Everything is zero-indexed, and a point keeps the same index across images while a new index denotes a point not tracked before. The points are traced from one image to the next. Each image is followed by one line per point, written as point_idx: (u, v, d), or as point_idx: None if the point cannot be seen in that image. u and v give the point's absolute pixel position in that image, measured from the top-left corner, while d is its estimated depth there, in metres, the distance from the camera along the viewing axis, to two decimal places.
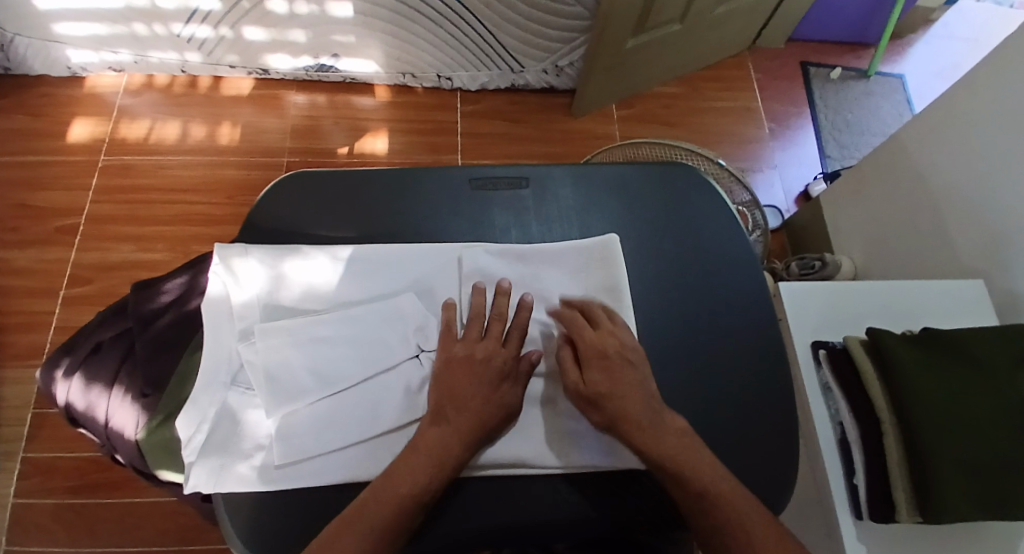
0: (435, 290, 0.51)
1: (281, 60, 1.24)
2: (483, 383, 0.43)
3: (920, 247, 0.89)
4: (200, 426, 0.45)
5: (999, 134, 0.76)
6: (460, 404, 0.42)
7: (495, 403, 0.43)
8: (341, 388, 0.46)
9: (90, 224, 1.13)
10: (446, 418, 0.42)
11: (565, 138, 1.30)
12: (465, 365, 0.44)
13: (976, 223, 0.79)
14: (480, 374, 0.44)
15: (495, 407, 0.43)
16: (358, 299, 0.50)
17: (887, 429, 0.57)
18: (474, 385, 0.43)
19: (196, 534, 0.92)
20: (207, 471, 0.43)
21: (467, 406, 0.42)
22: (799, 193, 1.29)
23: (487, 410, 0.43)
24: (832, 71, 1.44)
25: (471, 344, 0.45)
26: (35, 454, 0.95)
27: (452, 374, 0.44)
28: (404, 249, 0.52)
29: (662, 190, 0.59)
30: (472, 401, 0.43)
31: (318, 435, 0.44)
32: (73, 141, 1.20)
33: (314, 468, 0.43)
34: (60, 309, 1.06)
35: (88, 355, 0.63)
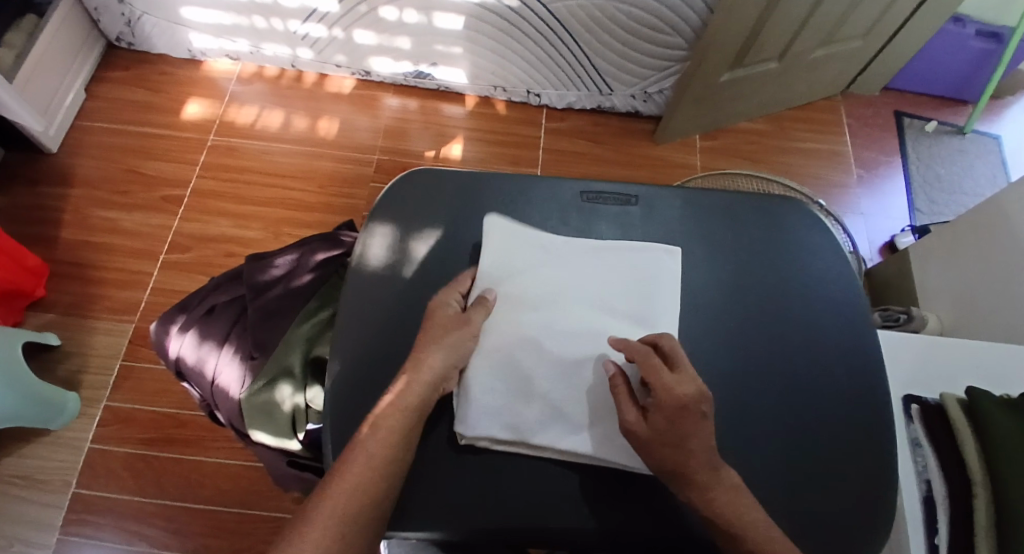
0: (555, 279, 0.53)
1: (383, 63, 1.31)
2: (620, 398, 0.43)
3: None
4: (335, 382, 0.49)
5: None
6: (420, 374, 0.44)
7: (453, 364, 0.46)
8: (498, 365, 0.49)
9: (192, 196, 1.22)
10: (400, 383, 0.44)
11: (646, 163, 1.31)
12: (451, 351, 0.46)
13: None
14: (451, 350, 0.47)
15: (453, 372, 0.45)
16: (494, 276, 0.53)
17: (978, 490, 0.53)
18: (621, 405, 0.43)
19: (256, 500, 0.96)
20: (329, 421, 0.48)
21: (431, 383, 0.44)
22: (883, 243, 1.25)
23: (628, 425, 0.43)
24: (927, 124, 1.40)
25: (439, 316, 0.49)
26: (118, 403, 1.02)
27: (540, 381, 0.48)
28: (531, 237, 0.55)
29: (768, 216, 0.59)
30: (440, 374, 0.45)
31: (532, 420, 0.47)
32: (186, 118, 1.30)
33: (471, 418, 0.46)
34: (156, 271, 1.14)
35: (202, 314, 0.67)
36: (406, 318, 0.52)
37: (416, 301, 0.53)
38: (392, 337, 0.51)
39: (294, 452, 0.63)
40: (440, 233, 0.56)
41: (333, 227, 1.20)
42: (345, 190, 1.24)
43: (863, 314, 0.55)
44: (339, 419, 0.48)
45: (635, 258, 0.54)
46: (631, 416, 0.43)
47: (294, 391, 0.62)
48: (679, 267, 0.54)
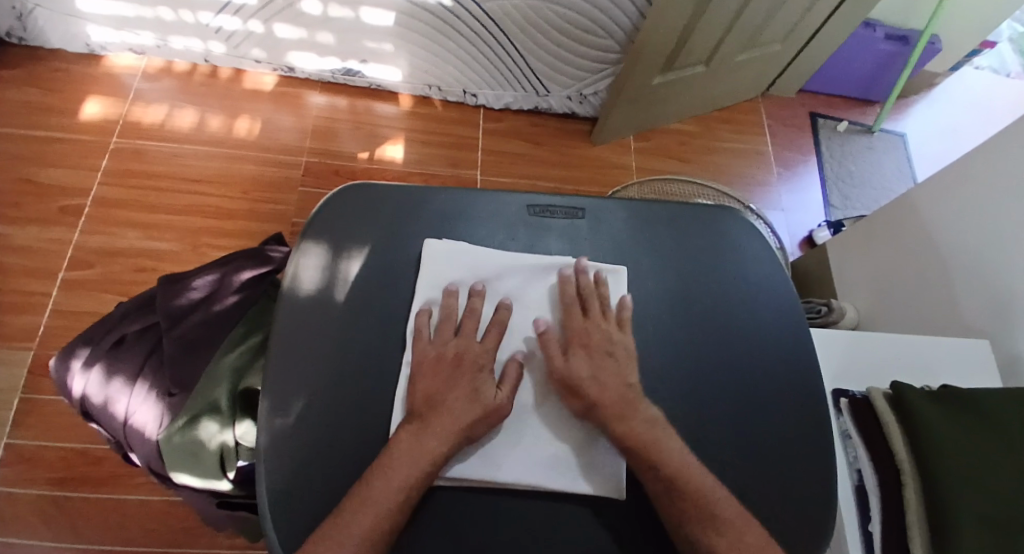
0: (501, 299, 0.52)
1: (308, 59, 1.24)
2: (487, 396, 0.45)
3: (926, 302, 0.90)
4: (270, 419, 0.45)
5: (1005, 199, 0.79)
6: (436, 402, 0.44)
7: (471, 398, 0.45)
8: None
9: (96, 206, 1.10)
10: (421, 417, 0.43)
11: (583, 164, 1.31)
12: (456, 380, 0.46)
13: (978, 276, 0.81)
14: (455, 370, 0.47)
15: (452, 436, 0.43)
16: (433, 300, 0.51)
17: (908, 481, 0.55)
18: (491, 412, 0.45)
19: (186, 537, 0.88)
20: (266, 467, 0.43)
21: (445, 407, 0.44)
22: (804, 238, 1.33)
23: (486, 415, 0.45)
24: (839, 124, 1.50)
25: (437, 347, 0.48)
26: (18, 442, 0.91)
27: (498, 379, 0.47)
28: (476, 258, 0.54)
29: (708, 226, 0.60)
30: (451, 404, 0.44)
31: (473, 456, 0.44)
32: (85, 119, 1.17)
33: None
34: (56, 291, 1.02)
35: (110, 347, 0.60)
36: (346, 346, 0.48)
37: (357, 327, 0.49)
38: (331, 368, 0.47)
39: (224, 492, 0.59)
40: (378, 253, 0.53)
41: (259, 235, 1.12)
42: (271, 195, 1.16)
43: (800, 320, 0.57)
44: (276, 462, 0.43)
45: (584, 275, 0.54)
46: (558, 361, 0.48)
47: (221, 428, 0.56)
48: (622, 286, 0.54)
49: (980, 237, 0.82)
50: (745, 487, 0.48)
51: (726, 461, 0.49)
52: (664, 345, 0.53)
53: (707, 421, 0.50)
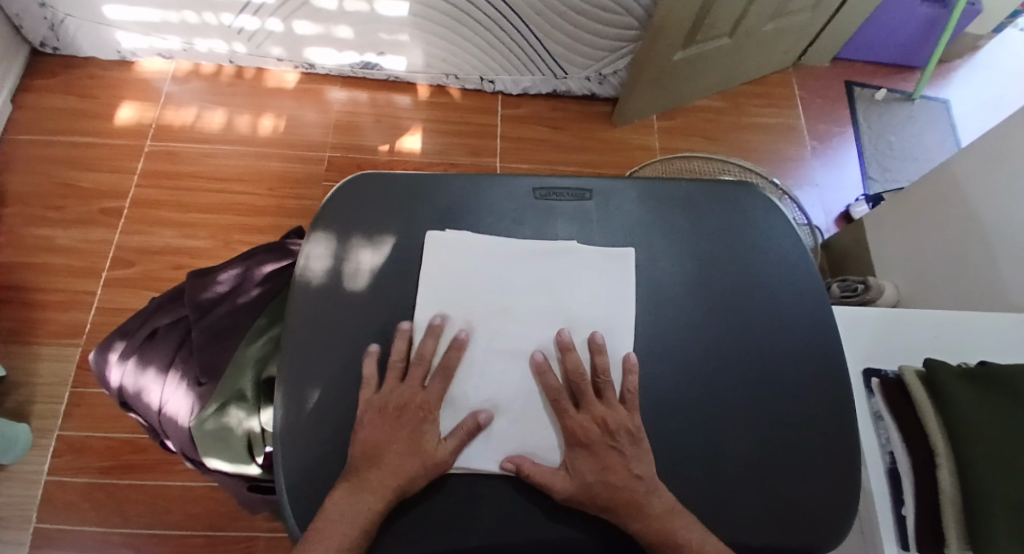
0: (511, 283, 0.52)
1: (327, 54, 1.25)
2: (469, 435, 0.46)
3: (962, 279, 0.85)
4: (284, 407, 0.46)
5: None
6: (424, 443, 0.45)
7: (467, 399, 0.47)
8: (445, 381, 0.48)
9: (134, 207, 1.15)
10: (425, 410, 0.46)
11: (604, 147, 1.29)
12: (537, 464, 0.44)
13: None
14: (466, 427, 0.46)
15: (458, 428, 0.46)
16: (438, 293, 0.51)
17: (942, 462, 0.52)
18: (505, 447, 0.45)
19: (226, 520, 0.93)
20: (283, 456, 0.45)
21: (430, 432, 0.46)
22: (839, 214, 1.27)
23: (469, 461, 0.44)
24: (877, 92, 1.42)
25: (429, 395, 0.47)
26: (71, 432, 0.97)
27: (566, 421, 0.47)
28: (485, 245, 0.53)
29: (725, 204, 0.58)
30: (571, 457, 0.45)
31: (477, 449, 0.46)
32: (120, 124, 1.22)
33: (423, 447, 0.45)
34: (100, 289, 1.08)
35: (143, 340, 0.63)
36: (356, 335, 0.49)
37: (366, 316, 0.50)
38: (341, 355, 0.48)
39: (253, 477, 0.61)
40: (387, 242, 0.53)
41: (285, 230, 1.15)
42: (296, 190, 1.19)
43: (822, 298, 0.55)
44: (292, 449, 0.45)
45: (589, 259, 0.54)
46: (561, 484, 0.43)
47: (247, 415, 0.59)
48: (630, 269, 0.53)
49: (1023, 206, 0.77)
50: (763, 471, 0.47)
51: (742, 444, 0.48)
52: (678, 327, 0.52)
53: (721, 405, 0.49)
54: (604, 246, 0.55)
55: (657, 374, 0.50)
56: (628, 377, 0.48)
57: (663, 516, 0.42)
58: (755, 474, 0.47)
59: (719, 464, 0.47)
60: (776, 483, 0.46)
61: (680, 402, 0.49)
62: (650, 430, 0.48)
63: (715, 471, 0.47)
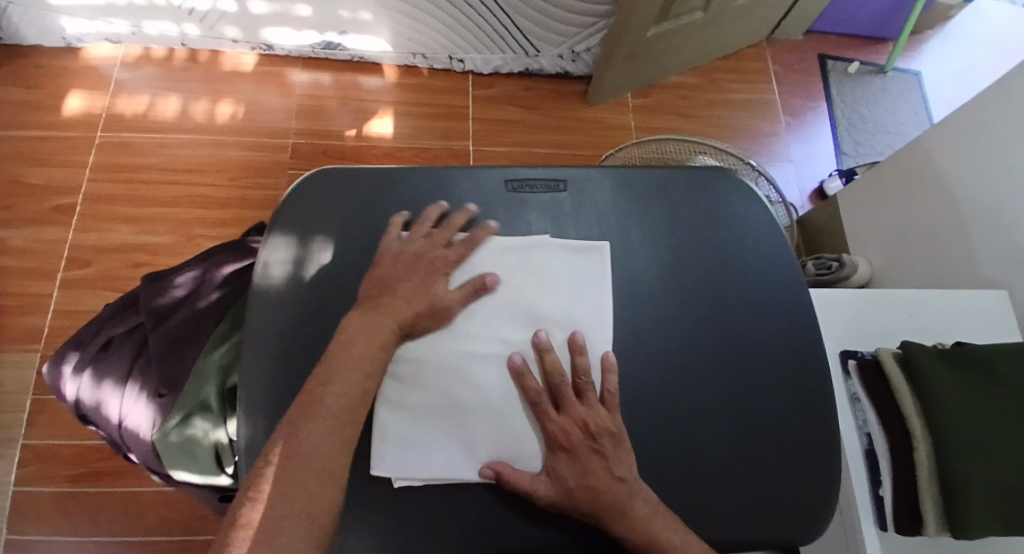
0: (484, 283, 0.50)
1: (287, 35, 1.19)
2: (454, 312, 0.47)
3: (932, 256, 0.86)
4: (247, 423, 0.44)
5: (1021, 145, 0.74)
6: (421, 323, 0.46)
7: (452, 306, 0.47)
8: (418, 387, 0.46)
9: (87, 203, 1.09)
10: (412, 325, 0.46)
11: (579, 126, 1.26)
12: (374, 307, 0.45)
13: (996, 224, 0.76)
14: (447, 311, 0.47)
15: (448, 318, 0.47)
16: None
17: (919, 444, 0.53)
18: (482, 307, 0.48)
19: (205, 523, 0.91)
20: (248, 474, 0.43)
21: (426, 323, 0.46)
22: (814, 190, 1.27)
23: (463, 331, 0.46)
24: (850, 65, 1.42)
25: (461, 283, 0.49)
26: (34, 441, 0.93)
27: (394, 262, 0.48)
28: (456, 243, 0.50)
29: (701, 192, 0.56)
30: (402, 291, 0.47)
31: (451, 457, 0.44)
32: (67, 115, 1.15)
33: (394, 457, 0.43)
34: (56, 292, 1.02)
35: (99, 350, 0.60)
36: (321, 343, 0.47)
37: (332, 322, 0.47)
38: (307, 365, 0.46)
39: (224, 486, 0.59)
40: (352, 242, 0.50)
41: (251, 223, 1.10)
42: (261, 180, 1.14)
43: (800, 286, 0.54)
44: (258, 466, 0.43)
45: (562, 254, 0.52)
46: (541, 489, 0.42)
47: (214, 427, 0.56)
48: (605, 263, 0.52)
49: (993, 183, 0.77)
50: (746, 464, 0.46)
51: (724, 439, 0.47)
52: (657, 321, 0.51)
53: (701, 400, 0.48)
54: (578, 239, 0.53)
55: (637, 371, 0.49)
56: (608, 377, 0.46)
57: (647, 519, 0.41)
58: (736, 469, 0.46)
59: (700, 460, 0.46)
60: (757, 472, 0.46)
61: (660, 398, 0.48)
62: (631, 428, 0.47)
63: (696, 467, 0.46)
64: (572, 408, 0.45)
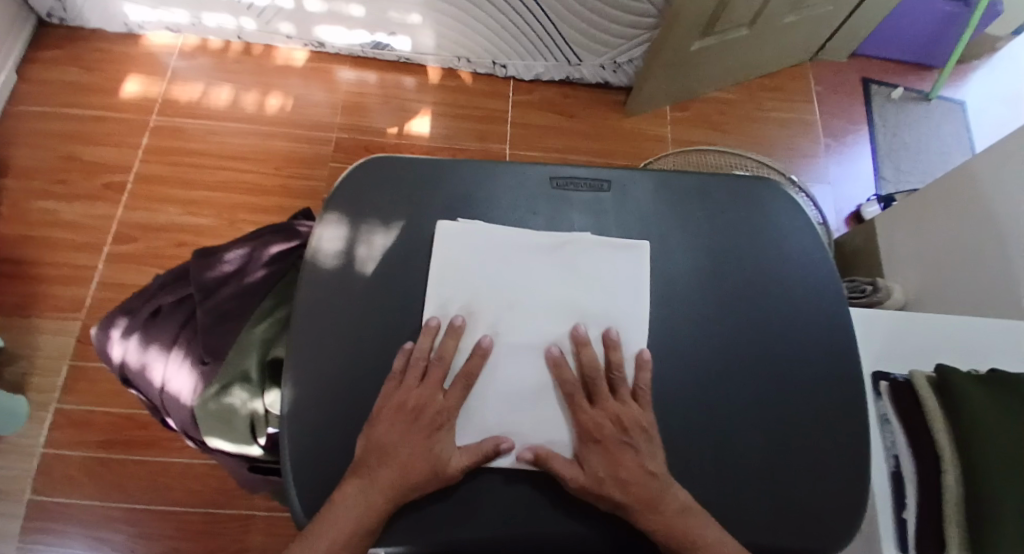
0: (524, 276, 0.51)
1: (337, 33, 1.23)
2: (414, 439, 0.44)
3: (969, 286, 0.84)
4: (290, 392, 0.46)
5: None
6: (387, 456, 0.43)
7: (425, 455, 0.43)
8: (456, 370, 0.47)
9: (137, 183, 1.14)
10: (368, 469, 0.42)
11: (615, 136, 1.27)
12: (365, 482, 0.42)
13: None
14: (413, 423, 0.45)
15: (421, 456, 0.43)
16: (450, 280, 0.50)
17: (948, 467, 0.52)
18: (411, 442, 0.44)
19: (226, 499, 0.93)
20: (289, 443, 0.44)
21: (393, 459, 0.43)
22: (850, 214, 1.26)
23: (414, 468, 0.43)
24: (893, 90, 1.40)
25: (407, 391, 0.45)
26: (72, 406, 0.97)
27: (387, 424, 0.44)
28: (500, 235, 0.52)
29: (743, 199, 0.57)
30: (389, 462, 0.43)
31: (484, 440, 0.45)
32: (125, 98, 1.21)
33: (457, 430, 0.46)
34: (103, 265, 1.07)
35: (148, 317, 0.63)
36: (365, 322, 0.48)
37: (376, 302, 0.49)
38: (350, 342, 0.47)
39: (255, 457, 0.60)
40: (400, 227, 0.52)
41: (290, 211, 1.14)
42: (302, 171, 1.17)
43: (839, 298, 0.54)
44: (298, 435, 0.44)
45: (602, 251, 0.52)
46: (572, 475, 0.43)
47: (251, 397, 0.58)
48: (644, 262, 0.52)
49: None
50: (772, 473, 0.46)
51: (754, 445, 0.47)
52: (692, 322, 0.51)
53: (733, 403, 0.48)
54: (618, 237, 0.53)
55: (671, 369, 0.49)
56: (641, 374, 0.47)
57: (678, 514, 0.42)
58: (764, 475, 0.46)
59: (728, 459, 0.46)
60: (784, 480, 0.46)
61: (690, 399, 0.48)
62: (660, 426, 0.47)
63: (723, 466, 0.46)
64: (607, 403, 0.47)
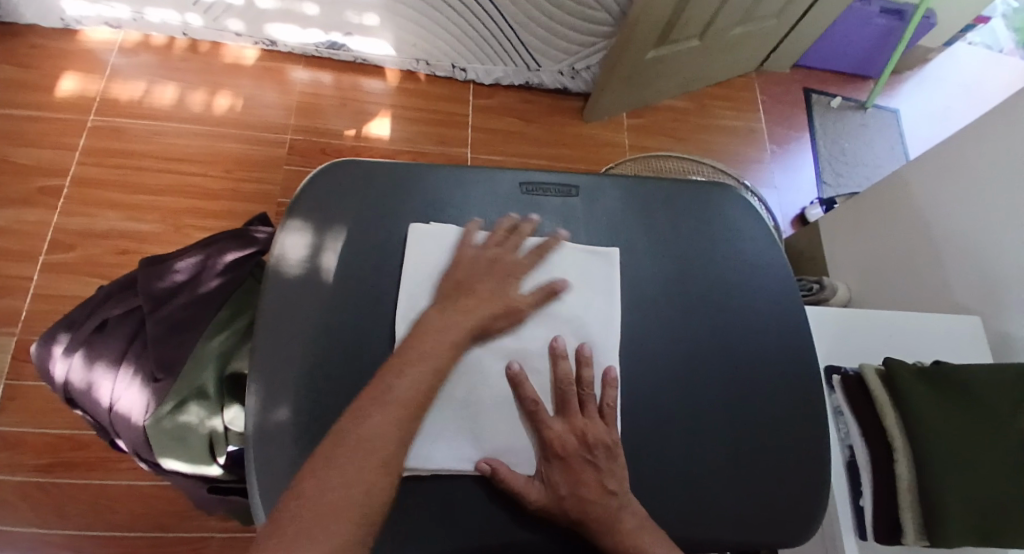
0: None
1: (291, 32, 1.20)
2: (496, 280, 0.49)
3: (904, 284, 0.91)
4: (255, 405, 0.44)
5: (991, 183, 0.79)
6: (470, 287, 0.48)
7: (502, 294, 0.49)
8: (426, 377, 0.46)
9: (74, 187, 1.06)
10: (453, 299, 0.47)
11: (575, 142, 1.29)
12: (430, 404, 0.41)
13: (967, 253, 0.81)
14: (491, 268, 0.50)
15: (500, 296, 0.48)
16: (422, 286, 0.49)
17: (899, 456, 0.55)
18: (488, 280, 0.49)
19: (177, 520, 0.88)
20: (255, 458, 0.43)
21: (477, 292, 0.48)
22: (796, 216, 1.32)
23: (496, 301, 0.48)
24: (832, 100, 1.49)
25: (489, 247, 0.51)
26: (1, 428, 0.89)
27: (469, 267, 0.50)
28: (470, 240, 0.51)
29: (705, 204, 0.59)
30: (474, 292, 0.48)
31: (448, 452, 0.44)
32: (59, 95, 1.13)
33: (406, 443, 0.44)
34: (36, 275, 0.99)
35: (93, 331, 0.59)
36: (334, 332, 0.47)
37: (345, 311, 0.48)
38: (318, 352, 0.46)
39: (215, 477, 0.58)
40: (369, 234, 0.51)
41: (244, 216, 1.09)
42: (256, 174, 1.13)
43: (795, 300, 0.56)
44: (265, 449, 0.43)
45: (573, 256, 0.53)
46: (534, 494, 0.43)
47: (209, 414, 0.56)
48: (612, 271, 0.53)
49: (968, 215, 0.82)
50: (739, 469, 0.48)
51: (723, 443, 0.49)
52: (658, 327, 0.52)
53: (701, 403, 0.50)
54: (586, 246, 0.54)
55: (644, 372, 0.50)
56: (608, 390, 0.47)
57: (633, 535, 0.42)
58: (733, 471, 0.48)
59: (699, 452, 0.48)
60: (754, 475, 0.48)
61: (662, 401, 0.49)
62: (634, 427, 0.48)
63: (696, 462, 0.48)
64: (576, 419, 0.46)
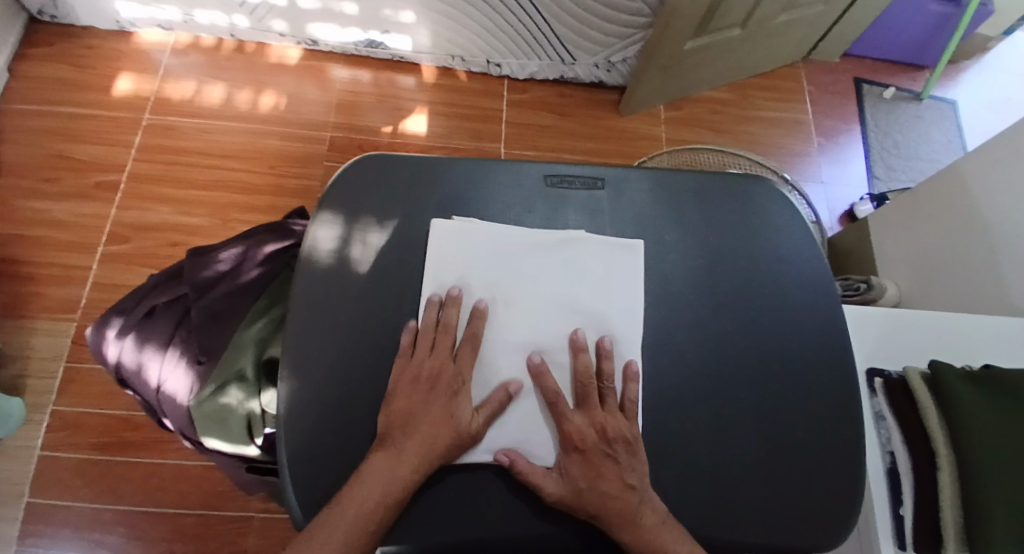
0: (518, 275, 0.51)
1: (331, 31, 1.23)
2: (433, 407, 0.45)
3: (957, 284, 0.85)
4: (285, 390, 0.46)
5: None
6: (410, 421, 0.44)
7: (446, 421, 0.44)
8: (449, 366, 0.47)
9: (129, 182, 1.13)
10: (394, 440, 0.43)
11: (609, 136, 1.28)
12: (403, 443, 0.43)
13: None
14: (429, 390, 0.45)
15: (447, 425, 0.44)
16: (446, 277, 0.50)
17: (943, 464, 0.52)
18: (426, 408, 0.44)
19: (220, 500, 0.92)
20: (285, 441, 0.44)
21: (419, 425, 0.44)
22: (843, 213, 1.27)
23: (439, 434, 0.43)
24: (885, 90, 1.41)
25: (418, 361, 0.46)
26: (63, 408, 0.96)
27: (404, 390, 0.45)
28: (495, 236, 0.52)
29: (737, 197, 0.57)
30: (413, 426, 0.44)
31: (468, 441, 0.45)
32: (117, 95, 1.20)
33: None
34: (95, 265, 1.06)
35: (142, 317, 0.62)
36: (361, 321, 0.48)
37: (372, 301, 0.49)
38: (345, 341, 0.47)
39: (252, 457, 0.59)
40: (396, 226, 0.52)
41: (284, 210, 1.13)
42: (296, 169, 1.17)
43: (832, 296, 0.54)
44: (294, 433, 0.44)
45: (598, 249, 0.52)
46: (550, 487, 0.43)
47: (247, 397, 0.58)
48: (637, 264, 0.52)
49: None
50: (768, 470, 0.47)
51: (752, 441, 0.47)
52: (684, 321, 0.51)
53: (728, 401, 0.49)
54: (612, 239, 0.54)
55: (669, 367, 0.49)
56: (630, 384, 0.47)
57: (652, 531, 0.41)
58: (762, 471, 0.46)
59: (725, 450, 0.47)
60: (783, 477, 0.46)
61: (687, 398, 0.48)
62: (658, 423, 0.47)
63: (722, 460, 0.46)
64: (597, 413, 0.46)
